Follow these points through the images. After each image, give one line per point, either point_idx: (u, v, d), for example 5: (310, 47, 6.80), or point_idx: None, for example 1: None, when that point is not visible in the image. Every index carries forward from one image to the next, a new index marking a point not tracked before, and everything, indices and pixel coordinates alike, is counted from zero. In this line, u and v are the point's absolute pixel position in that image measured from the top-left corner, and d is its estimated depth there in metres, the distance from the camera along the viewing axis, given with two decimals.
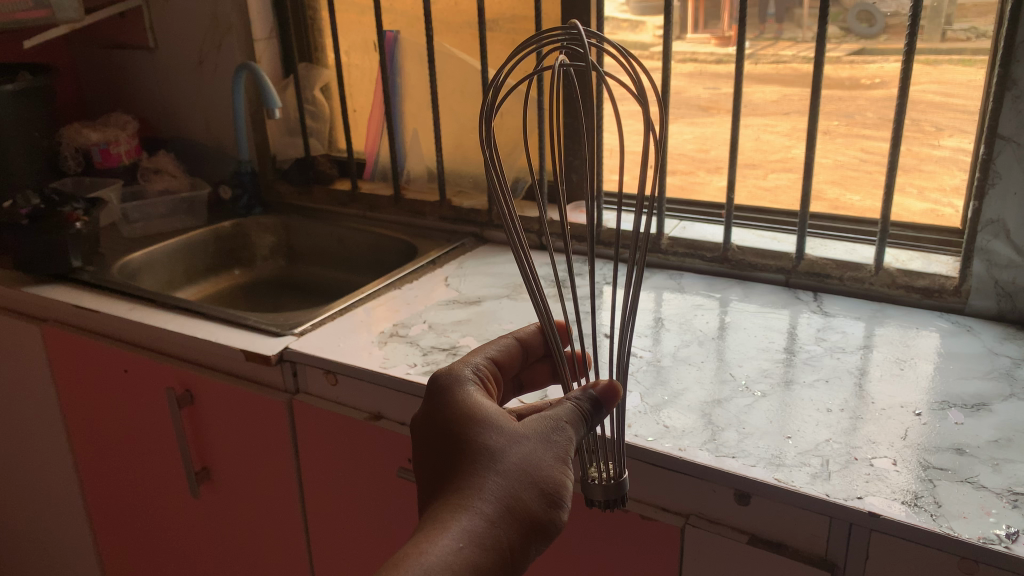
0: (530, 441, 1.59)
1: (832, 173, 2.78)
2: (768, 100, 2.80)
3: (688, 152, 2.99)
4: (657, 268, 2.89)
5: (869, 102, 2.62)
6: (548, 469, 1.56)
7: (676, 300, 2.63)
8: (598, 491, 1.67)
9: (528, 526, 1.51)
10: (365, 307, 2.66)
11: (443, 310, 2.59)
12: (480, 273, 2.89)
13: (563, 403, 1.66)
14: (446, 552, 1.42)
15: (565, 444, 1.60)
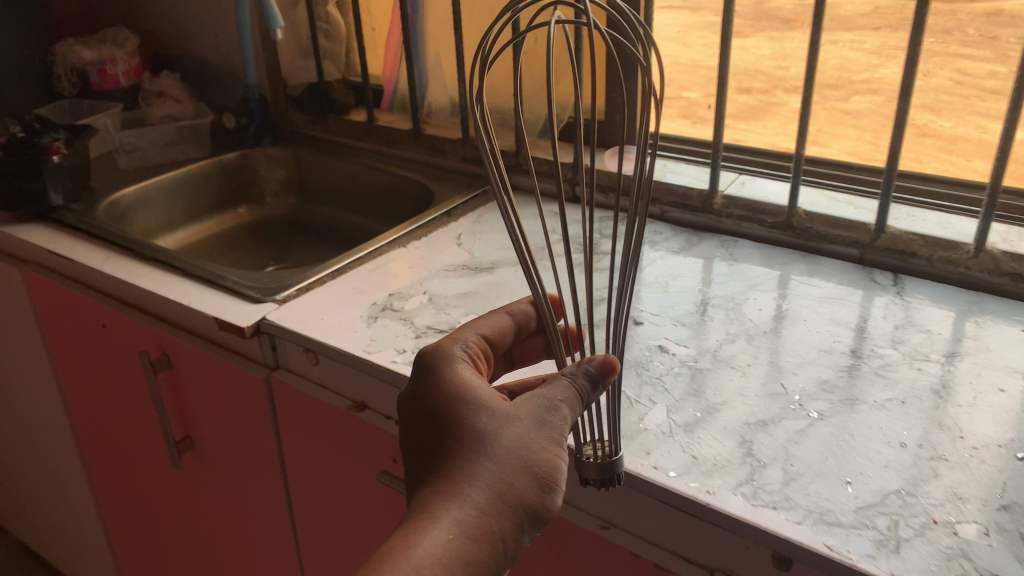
0: (525, 418, 1.33)
1: (922, 96, 2.23)
2: (857, 13, 2.21)
3: (765, 68, 2.46)
4: (707, 232, 2.46)
5: (970, 17, 2.06)
6: (544, 448, 1.32)
7: (725, 277, 2.21)
8: (592, 470, 1.44)
9: (521, 513, 1.25)
10: (361, 270, 2.32)
11: (448, 279, 2.23)
12: (500, 232, 2.51)
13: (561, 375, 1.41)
14: (434, 546, 1.17)
15: (563, 422, 1.35)
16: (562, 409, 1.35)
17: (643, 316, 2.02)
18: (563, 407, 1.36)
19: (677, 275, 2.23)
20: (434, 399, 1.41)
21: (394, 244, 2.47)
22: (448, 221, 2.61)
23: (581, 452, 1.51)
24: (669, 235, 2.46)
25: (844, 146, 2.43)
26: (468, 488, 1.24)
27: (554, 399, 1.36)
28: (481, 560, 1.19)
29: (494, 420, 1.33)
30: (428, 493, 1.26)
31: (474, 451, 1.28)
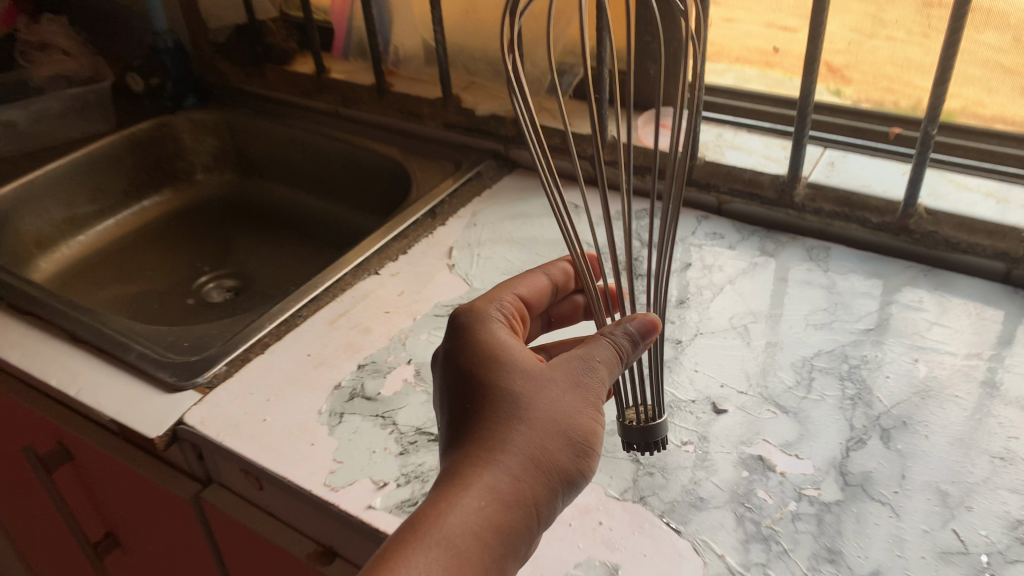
0: (557, 382, 1.14)
1: None
2: None
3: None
4: (787, 232, 1.80)
5: None
6: (578, 415, 1.13)
7: (827, 314, 1.58)
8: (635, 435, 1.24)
9: (555, 482, 1.09)
10: (318, 320, 1.67)
11: (440, 337, 1.59)
12: (506, 246, 1.85)
13: (597, 339, 1.18)
14: (463, 515, 1.01)
15: (599, 387, 1.15)
16: (597, 365, 1.16)
17: (725, 398, 1.41)
18: (598, 365, 1.16)
19: (760, 314, 1.59)
20: (462, 363, 1.21)
21: (362, 270, 1.81)
22: (433, 225, 1.95)
23: (623, 417, 1.31)
24: (734, 239, 1.80)
25: (962, 111, 1.71)
26: (499, 453, 1.07)
27: (588, 359, 1.16)
28: (517, 525, 1.03)
29: (526, 389, 1.14)
30: (457, 460, 1.09)
31: (506, 414, 1.11)
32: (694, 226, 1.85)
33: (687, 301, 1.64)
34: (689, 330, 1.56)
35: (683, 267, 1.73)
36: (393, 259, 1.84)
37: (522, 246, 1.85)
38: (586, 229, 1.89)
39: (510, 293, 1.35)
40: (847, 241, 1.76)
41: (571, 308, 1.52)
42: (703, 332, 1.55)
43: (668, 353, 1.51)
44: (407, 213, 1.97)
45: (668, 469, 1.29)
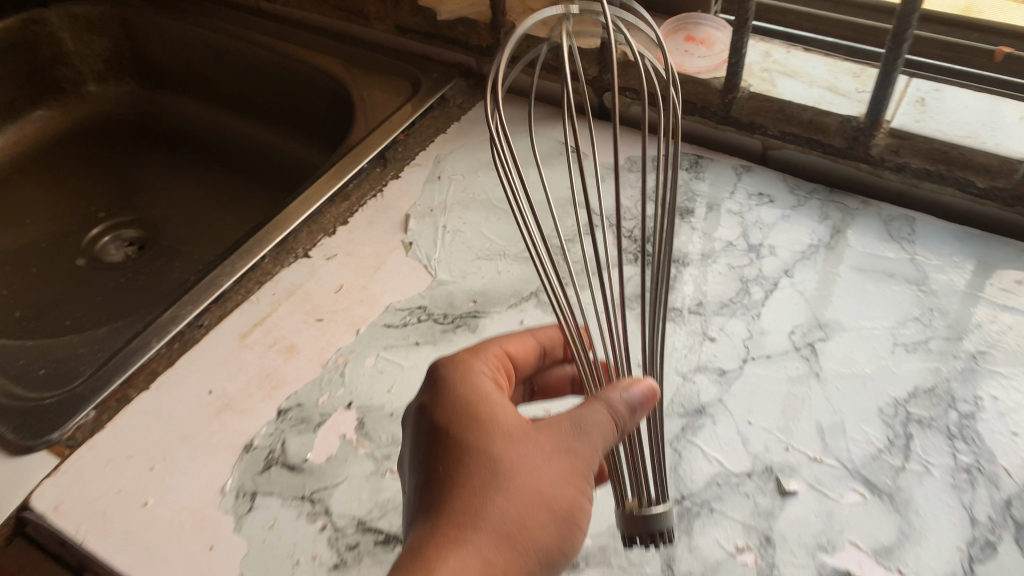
0: (542, 446, 0.84)
1: None
2: None
3: None
4: (857, 196, 1.35)
5: None
6: (568, 484, 0.83)
7: (922, 326, 1.16)
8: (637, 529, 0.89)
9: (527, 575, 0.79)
10: (226, 334, 1.21)
11: (393, 364, 1.16)
12: (482, 213, 1.38)
13: (590, 407, 0.86)
14: None
15: (593, 455, 0.84)
16: (594, 431, 0.84)
17: (792, 470, 1.01)
18: (594, 429, 0.84)
19: (831, 327, 1.16)
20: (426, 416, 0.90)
21: (287, 250, 1.33)
22: (383, 178, 1.46)
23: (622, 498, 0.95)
24: (787, 204, 1.34)
25: None
26: (469, 534, 0.78)
27: (582, 422, 0.85)
28: None
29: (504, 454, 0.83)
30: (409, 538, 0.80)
31: (479, 483, 0.81)
32: (732, 185, 1.39)
33: (730, 304, 1.21)
34: (735, 352, 1.14)
35: (721, 248, 1.29)
36: (330, 233, 1.36)
37: (503, 212, 1.38)
38: (587, 186, 1.41)
39: (494, 344, 1.00)
40: (936, 209, 1.32)
41: (558, 379, 1.11)
42: (755, 357, 1.13)
43: (708, 394, 1.10)
44: (348, 162, 1.46)
45: None
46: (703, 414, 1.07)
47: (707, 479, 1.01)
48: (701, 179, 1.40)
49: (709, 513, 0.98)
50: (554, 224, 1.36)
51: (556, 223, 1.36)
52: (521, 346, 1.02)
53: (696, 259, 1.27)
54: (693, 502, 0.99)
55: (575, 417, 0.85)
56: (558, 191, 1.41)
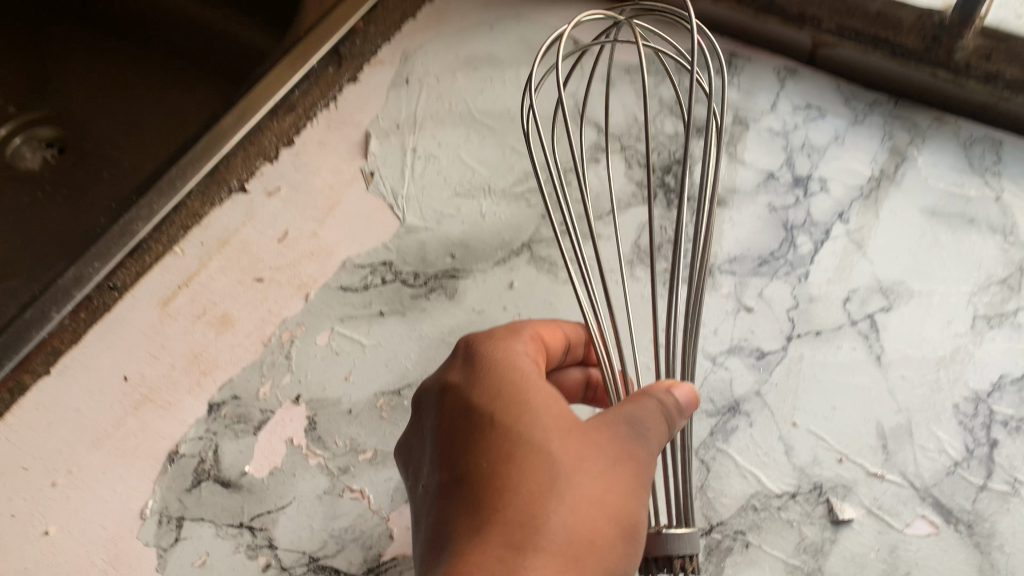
0: (586, 454, 0.61)
1: None
2: None
3: None
4: (930, 110, 1.08)
5: None
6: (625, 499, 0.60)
7: (1010, 292, 0.93)
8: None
9: None
10: (144, 299, 0.98)
11: (351, 342, 0.93)
12: (461, 131, 1.11)
13: (638, 396, 0.65)
14: None
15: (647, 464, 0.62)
16: (652, 432, 0.63)
17: (846, 490, 0.81)
18: (654, 432, 0.63)
19: (896, 292, 0.93)
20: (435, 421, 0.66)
21: (217, 183, 1.06)
22: (338, 81, 1.16)
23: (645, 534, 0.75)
24: (841, 122, 1.08)
25: None
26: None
27: (639, 419, 0.63)
28: None
29: (559, 457, 0.60)
30: None
31: (516, 504, 0.58)
32: (773, 94, 1.11)
33: (770, 260, 0.97)
34: (777, 328, 0.92)
35: (760, 182, 1.03)
36: (272, 159, 1.10)
37: (488, 131, 1.12)
38: (592, 94, 1.13)
39: (527, 325, 0.75)
40: None
41: (575, 382, 0.88)
42: (802, 334, 0.91)
43: (743, 384, 0.88)
44: (293, 61, 1.13)
45: None
46: (737, 412, 0.87)
47: (740, 502, 0.81)
48: (735, 85, 1.12)
49: (744, 548, 0.79)
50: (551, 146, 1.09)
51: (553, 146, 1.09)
52: (554, 337, 0.77)
53: (728, 197, 1.02)
54: (724, 533, 0.80)
55: (631, 412, 0.63)
56: (555, 101, 1.13)
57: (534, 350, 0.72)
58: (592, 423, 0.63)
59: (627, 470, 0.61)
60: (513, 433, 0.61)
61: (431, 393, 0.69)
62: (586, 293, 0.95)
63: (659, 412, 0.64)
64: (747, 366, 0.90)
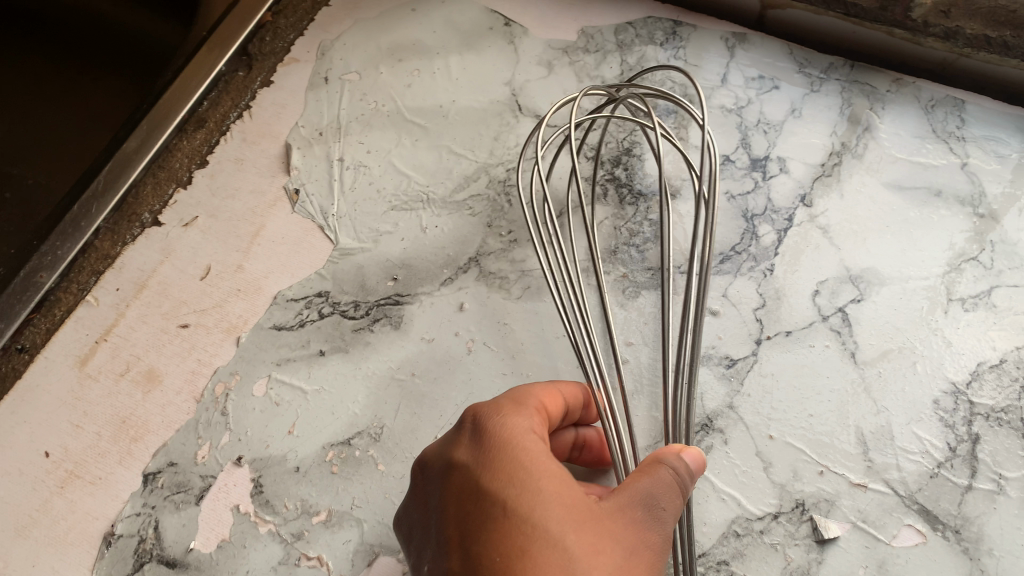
0: (608, 540, 0.57)
1: None
2: None
3: None
4: (887, 72, 1.02)
5: None
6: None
7: (983, 270, 0.88)
8: None
9: None
10: (59, 359, 0.89)
11: (292, 389, 0.86)
12: (391, 133, 1.01)
13: (650, 471, 0.62)
14: None
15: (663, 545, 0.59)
16: (669, 506, 0.61)
17: (830, 505, 0.78)
18: (670, 507, 0.60)
19: (866, 280, 0.88)
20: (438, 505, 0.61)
21: (127, 218, 0.97)
22: (249, 87, 1.06)
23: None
24: (796, 92, 1.01)
25: None
26: None
27: (655, 496, 0.60)
28: None
29: (577, 544, 0.55)
30: None
31: None
32: (722, 66, 1.04)
33: (733, 255, 0.91)
34: (745, 332, 0.86)
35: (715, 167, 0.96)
36: (186, 183, 1.00)
37: (420, 130, 1.02)
38: (529, 79, 1.04)
39: (528, 392, 0.70)
40: (988, 83, 1.00)
41: (566, 446, 0.80)
42: (772, 336, 0.86)
43: (714, 398, 0.83)
44: (196, 69, 1.05)
45: None
46: (710, 429, 0.82)
47: (721, 530, 0.77)
48: (681, 59, 1.04)
49: None
50: (490, 142, 1.00)
51: (493, 142, 1.00)
52: (555, 403, 0.72)
53: (683, 188, 0.95)
54: (707, 565, 0.76)
55: (647, 490, 0.60)
56: (490, 91, 1.04)
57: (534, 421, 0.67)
58: (607, 505, 0.60)
59: (646, 552, 0.58)
60: (528, 521, 0.56)
61: (430, 465, 0.64)
62: (540, 312, 0.89)
63: (671, 486, 0.62)
64: (717, 376, 0.85)
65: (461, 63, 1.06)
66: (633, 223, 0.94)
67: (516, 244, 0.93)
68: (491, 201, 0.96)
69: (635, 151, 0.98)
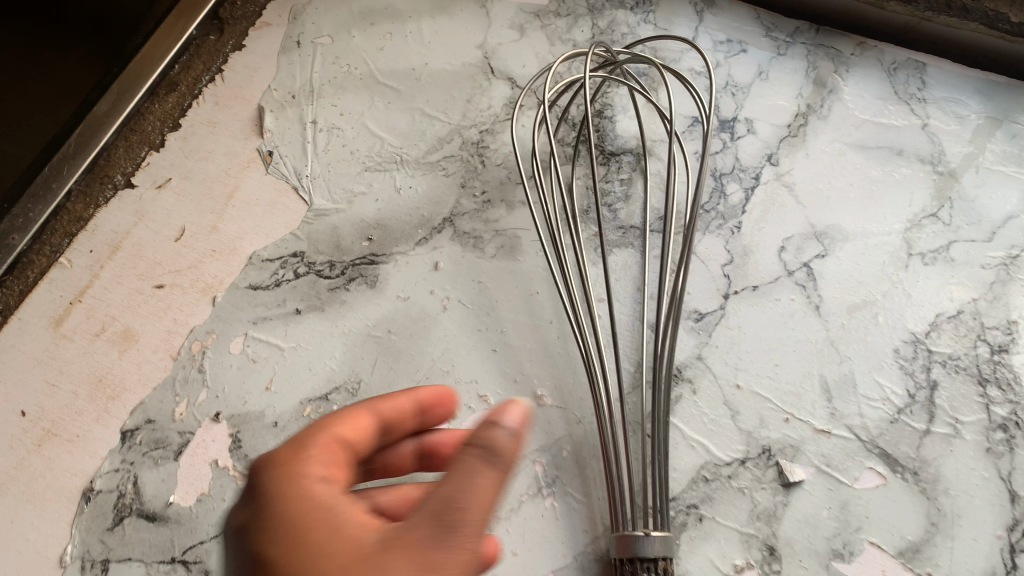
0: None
1: None
2: None
3: None
4: (851, 36, 1.04)
5: None
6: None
7: (942, 225, 0.91)
8: (655, 558, 0.70)
9: None
10: (33, 320, 0.89)
11: (268, 347, 0.87)
12: (364, 96, 1.02)
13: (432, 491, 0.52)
14: None
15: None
16: (467, 518, 0.50)
17: (795, 451, 0.80)
18: (470, 518, 0.50)
19: (830, 237, 0.91)
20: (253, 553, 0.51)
21: (99, 180, 0.97)
22: (221, 50, 1.06)
23: (623, 523, 0.74)
24: (764, 55, 1.03)
25: None
26: None
27: (448, 510, 0.50)
28: None
29: None
30: None
31: None
32: (691, 30, 1.05)
33: (702, 213, 0.93)
34: (714, 286, 0.89)
35: (685, 128, 0.98)
36: (158, 146, 1.00)
37: (393, 93, 1.02)
38: (501, 43, 1.05)
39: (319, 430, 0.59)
40: (947, 48, 1.03)
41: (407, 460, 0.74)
42: (739, 291, 0.88)
43: (684, 350, 0.86)
44: (166, 34, 1.06)
45: None
46: (679, 380, 0.84)
47: (691, 475, 0.80)
48: (651, 23, 1.06)
49: (699, 522, 0.78)
50: (463, 105, 1.01)
51: (466, 105, 1.01)
52: (357, 429, 0.63)
53: (653, 148, 0.97)
54: (678, 509, 0.78)
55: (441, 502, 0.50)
56: (463, 54, 1.05)
57: (328, 460, 0.57)
58: (395, 530, 0.50)
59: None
60: None
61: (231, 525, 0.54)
62: (515, 270, 0.91)
63: (469, 484, 0.51)
64: (689, 329, 0.87)
65: (434, 27, 1.07)
66: (605, 182, 0.95)
67: (489, 204, 0.95)
68: (464, 163, 0.97)
69: (606, 113, 0.99)
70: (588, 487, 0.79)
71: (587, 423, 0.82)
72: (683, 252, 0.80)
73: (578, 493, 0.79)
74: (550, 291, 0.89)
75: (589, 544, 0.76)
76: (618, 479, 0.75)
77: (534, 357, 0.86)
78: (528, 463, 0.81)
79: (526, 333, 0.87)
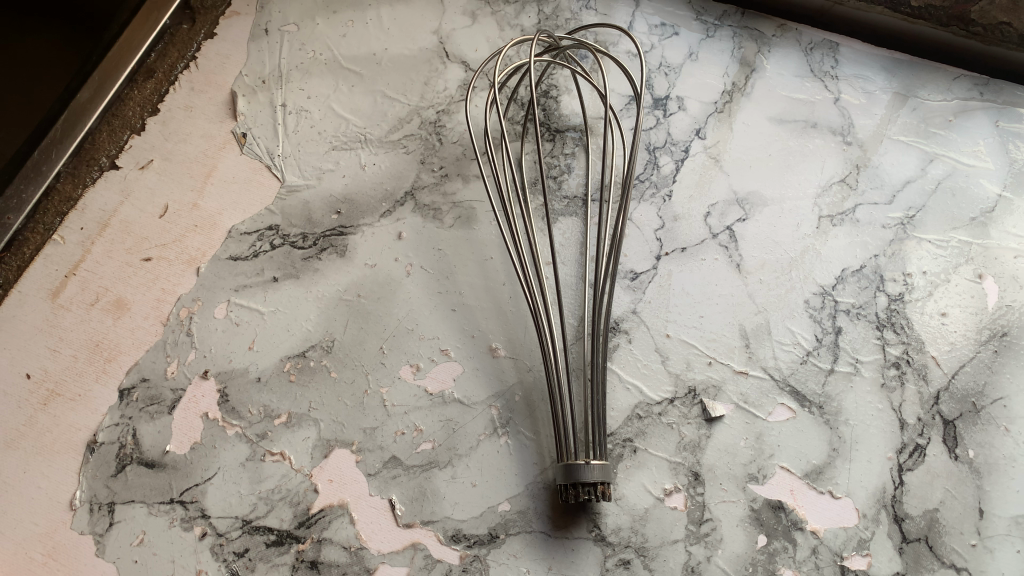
0: None
1: None
2: None
3: None
4: (773, 18, 1.15)
5: None
6: None
7: (849, 190, 1.03)
8: (591, 484, 0.81)
9: None
10: (32, 292, 0.97)
11: (249, 312, 0.96)
12: (329, 80, 1.11)
13: None
14: None
15: None
16: None
17: (717, 390, 0.92)
18: None
19: (750, 203, 1.02)
20: None
21: (85, 162, 1.04)
22: (194, 39, 1.14)
23: (566, 456, 0.85)
24: (694, 37, 1.13)
25: None
26: None
27: None
28: None
29: None
30: None
31: None
32: (628, 14, 1.15)
33: (637, 183, 1.04)
34: (647, 249, 1.00)
35: (622, 106, 1.08)
36: (139, 130, 1.08)
37: (356, 77, 1.11)
38: (455, 28, 1.14)
39: None
40: (859, 28, 1.13)
41: None
42: (669, 252, 0.99)
43: (620, 305, 0.97)
44: (141, 23, 1.12)
45: (651, 552, 0.85)
46: (617, 331, 0.95)
47: (627, 413, 0.91)
48: (592, 9, 1.15)
49: (633, 453, 0.89)
50: (421, 87, 1.10)
51: (423, 87, 1.10)
52: None
53: (595, 125, 1.08)
54: (615, 442, 0.90)
55: None
56: (420, 39, 1.14)
57: None
58: None
59: None
60: None
61: None
62: (471, 238, 1.01)
63: None
64: (627, 287, 0.98)
65: (392, 14, 1.15)
66: (551, 157, 1.06)
67: (447, 177, 1.04)
68: (423, 140, 1.07)
69: (551, 93, 1.09)
70: (537, 426, 0.91)
71: (536, 371, 0.93)
72: (614, 216, 0.90)
73: (528, 431, 0.90)
74: (503, 255, 1.00)
75: (538, 474, 0.88)
76: (561, 419, 0.86)
77: (489, 315, 0.96)
78: (484, 407, 0.92)
79: (482, 294, 0.98)
